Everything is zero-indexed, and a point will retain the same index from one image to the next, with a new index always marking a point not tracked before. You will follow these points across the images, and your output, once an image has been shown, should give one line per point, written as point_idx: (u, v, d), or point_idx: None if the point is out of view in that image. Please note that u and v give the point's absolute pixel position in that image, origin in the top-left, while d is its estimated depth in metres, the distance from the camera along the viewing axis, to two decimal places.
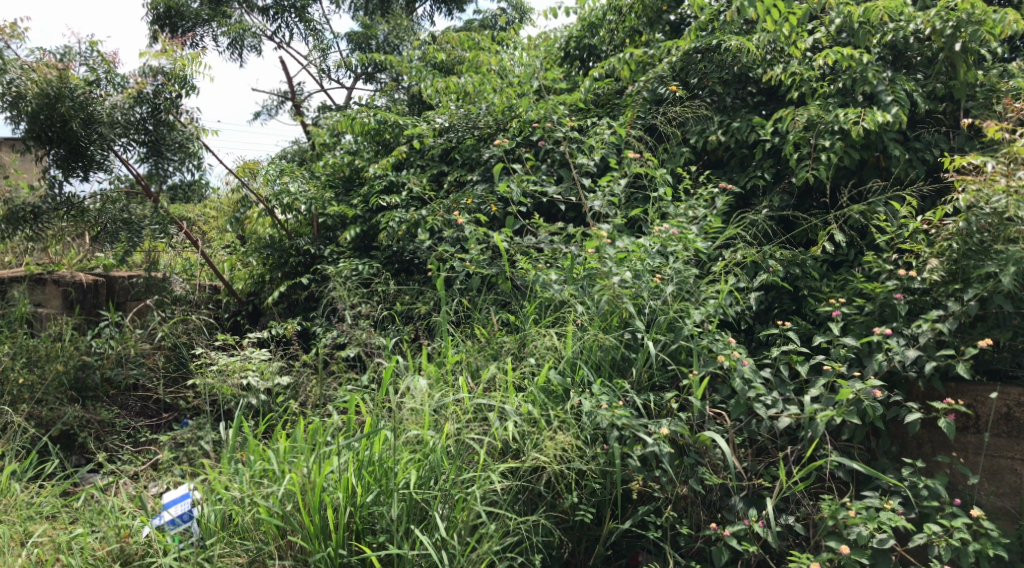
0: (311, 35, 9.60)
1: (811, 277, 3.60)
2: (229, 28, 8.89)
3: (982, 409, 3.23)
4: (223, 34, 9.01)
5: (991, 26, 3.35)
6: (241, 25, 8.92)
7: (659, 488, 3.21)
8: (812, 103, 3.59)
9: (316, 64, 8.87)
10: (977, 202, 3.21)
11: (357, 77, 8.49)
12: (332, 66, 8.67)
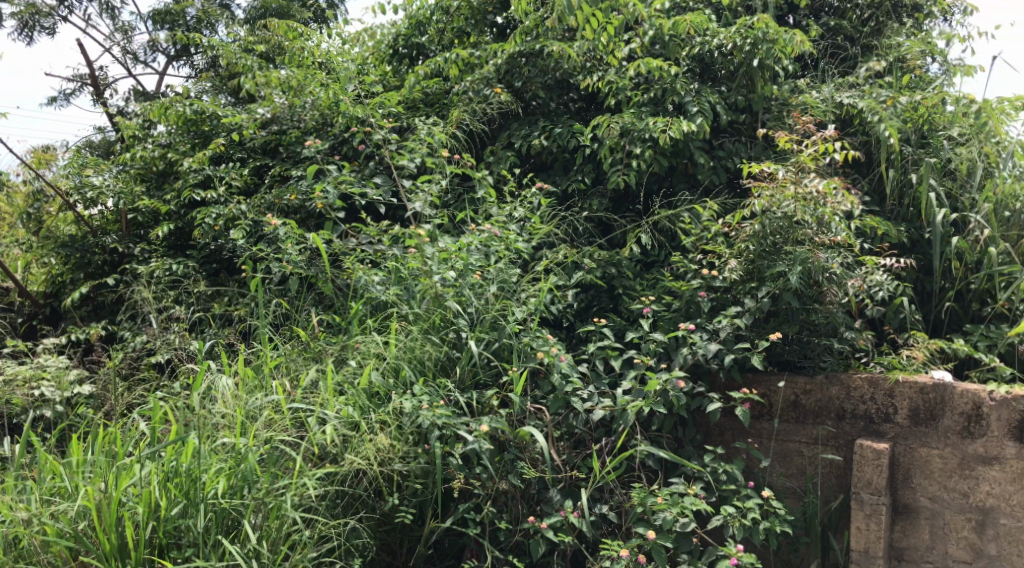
0: (113, 16, 8.95)
1: (625, 276, 3.78)
2: (14, 7, 8.12)
3: (773, 397, 3.52)
4: (8, 16, 8.24)
5: (783, 45, 3.64)
6: (28, 4, 8.17)
7: (479, 485, 3.25)
8: (626, 111, 3.76)
9: (118, 47, 8.27)
10: (771, 207, 3.46)
11: (165, 62, 8.01)
12: (137, 49, 8.12)
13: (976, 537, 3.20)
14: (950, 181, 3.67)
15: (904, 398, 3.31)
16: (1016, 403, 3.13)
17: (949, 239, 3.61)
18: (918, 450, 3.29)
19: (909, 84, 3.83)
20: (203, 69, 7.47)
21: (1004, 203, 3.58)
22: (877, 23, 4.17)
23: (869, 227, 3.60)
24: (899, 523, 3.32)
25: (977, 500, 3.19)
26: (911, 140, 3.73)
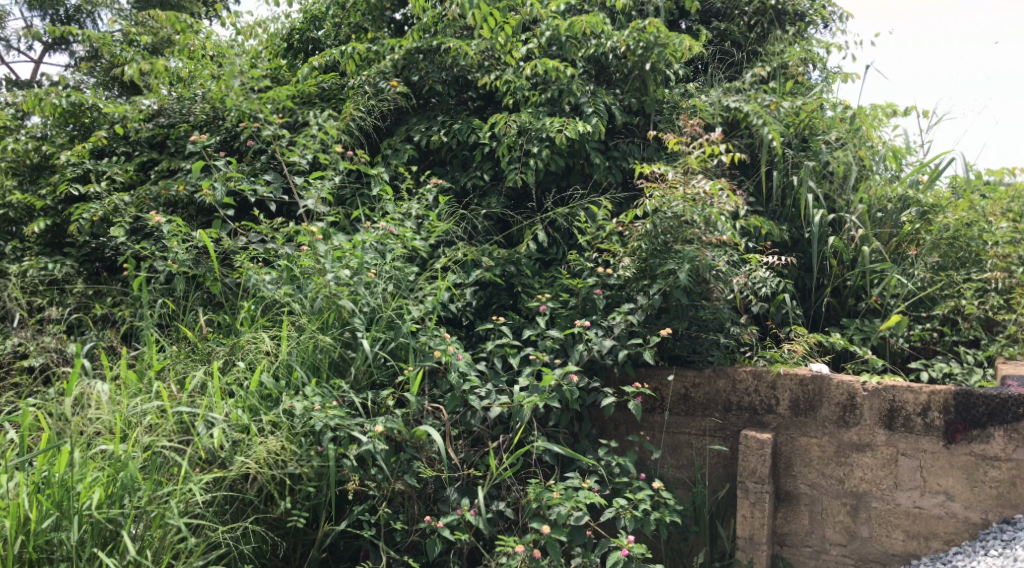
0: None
1: (524, 274, 3.80)
2: None
3: (664, 391, 3.63)
4: None
5: (673, 49, 3.76)
6: None
7: (374, 486, 3.21)
8: (524, 110, 3.79)
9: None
10: (661, 206, 3.56)
11: (43, 50, 7.58)
12: (12, 36, 7.66)
13: (850, 520, 3.37)
14: (828, 183, 3.87)
15: (786, 390, 3.46)
16: (886, 393, 3.31)
17: (827, 238, 3.80)
18: (798, 439, 3.45)
19: (791, 90, 4.02)
20: (85, 59, 7.10)
21: (876, 204, 3.79)
22: (763, 30, 4.35)
23: (754, 227, 3.76)
24: (781, 509, 3.47)
25: (851, 485, 3.37)
26: (792, 144, 3.92)
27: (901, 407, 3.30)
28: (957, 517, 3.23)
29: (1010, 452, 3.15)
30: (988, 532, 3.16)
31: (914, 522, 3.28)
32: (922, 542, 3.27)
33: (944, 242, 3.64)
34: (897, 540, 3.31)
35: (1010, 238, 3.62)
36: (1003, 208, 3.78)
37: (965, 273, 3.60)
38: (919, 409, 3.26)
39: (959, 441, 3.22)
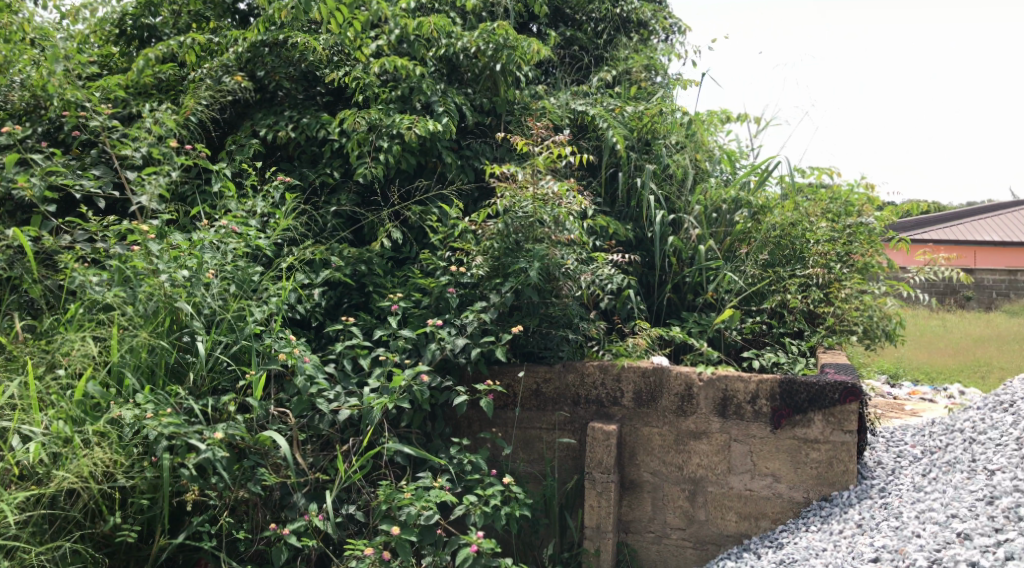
0: None
1: (376, 274, 3.74)
2: None
3: (515, 388, 3.69)
4: None
5: (521, 52, 3.83)
6: None
7: (215, 496, 3.06)
8: (374, 107, 3.74)
9: None
10: (512, 207, 3.62)
11: None
12: None
13: (688, 505, 3.55)
14: (669, 185, 4.08)
15: (630, 382, 3.60)
16: (719, 382, 3.50)
17: (667, 237, 3.98)
18: (642, 430, 3.60)
19: (635, 95, 4.20)
20: None
21: (712, 206, 4.04)
22: (610, 37, 4.51)
23: (600, 226, 3.88)
24: (626, 498, 3.61)
25: (690, 472, 3.55)
26: (635, 147, 4.09)
27: (733, 395, 3.49)
28: (782, 497, 3.45)
29: (828, 434, 3.39)
30: (809, 509, 3.40)
31: (746, 504, 3.48)
32: (753, 522, 3.47)
33: (771, 242, 3.90)
34: (730, 521, 3.50)
35: (829, 237, 3.84)
36: (823, 208, 3.96)
37: (790, 269, 3.84)
38: (748, 396, 3.47)
39: (784, 426, 3.44)
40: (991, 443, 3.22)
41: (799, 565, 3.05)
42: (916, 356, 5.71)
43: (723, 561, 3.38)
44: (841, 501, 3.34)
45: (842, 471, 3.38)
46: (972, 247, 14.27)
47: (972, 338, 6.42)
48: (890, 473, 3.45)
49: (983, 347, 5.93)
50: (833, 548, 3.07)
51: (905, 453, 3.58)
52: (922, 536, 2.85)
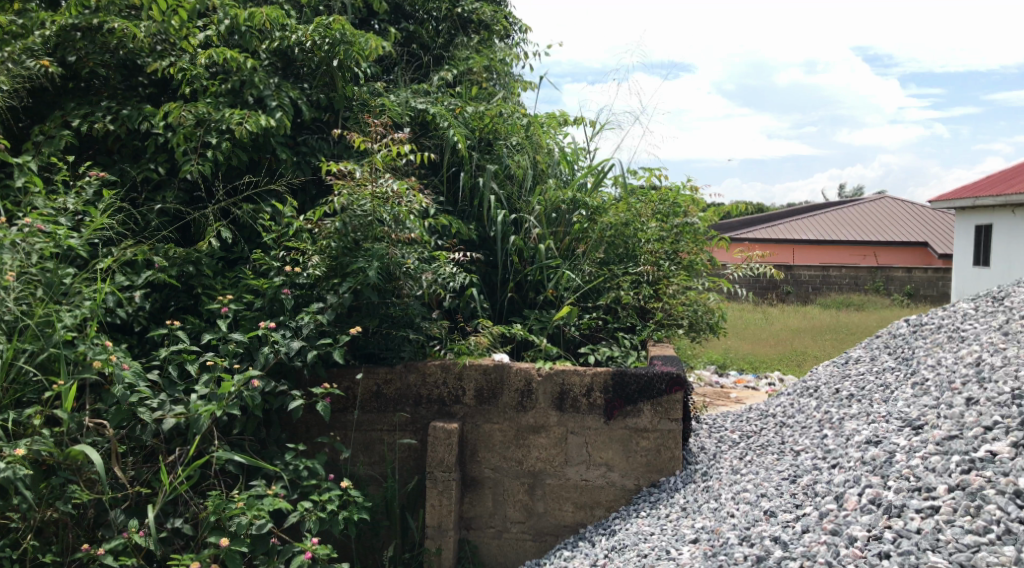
0: None
1: (205, 275, 3.55)
2: None
3: (354, 390, 3.63)
4: None
5: (359, 48, 3.77)
6: None
7: (17, 518, 2.83)
8: (202, 100, 3.55)
9: None
10: (349, 205, 3.55)
11: None
12: None
13: (528, 498, 3.62)
14: (509, 185, 4.13)
15: (471, 380, 3.63)
16: (557, 377, 3.59)
17: (508, 236, 4.02)
18: (483, 426, 3.64)
19: (475, 96, 4.23)
20: None
21: (551, 206, 4.12)
22: (449, 37, 4.58)
23: (441, 225, 3.87)
24: (467, 494, 3.64)
25: (529, 465, 3.62)
26: (475, 147, 4.12)
27: (570, 389, 3.59)
28: (615, 486, 3.59)
29: (656, 423, 3.56)
30: (640, 496, 3.57)
31: (582, 494, 3.60)
32: (588, 511, 3.60)
33: (605, 241, 4.06)
34: (567, 512, 3.61)
35: (659, 236, 4.10)
36: (652, 209, 4.18)
37: (624, 267, 4.05)
38: (584, 389, 3.58)
39: (616, 417, 3.58)
40: (797, 425, 3.48)
41: (630, 550, 3.19)
42: (740, 347, 6.12)
43: (560, 551, 3.48)
44: (668, 486, 3.54)
45: (670, 457, 3.56)
46: (790, 247, 15.47)
47: (788, 330, 6.96)
48: (712, 458, 3.69)
49: (799, 338, 6.44)
50: (660, 531, 3.23)
51: (725, 439, 3.83)
52: (736, 516, 3.03)
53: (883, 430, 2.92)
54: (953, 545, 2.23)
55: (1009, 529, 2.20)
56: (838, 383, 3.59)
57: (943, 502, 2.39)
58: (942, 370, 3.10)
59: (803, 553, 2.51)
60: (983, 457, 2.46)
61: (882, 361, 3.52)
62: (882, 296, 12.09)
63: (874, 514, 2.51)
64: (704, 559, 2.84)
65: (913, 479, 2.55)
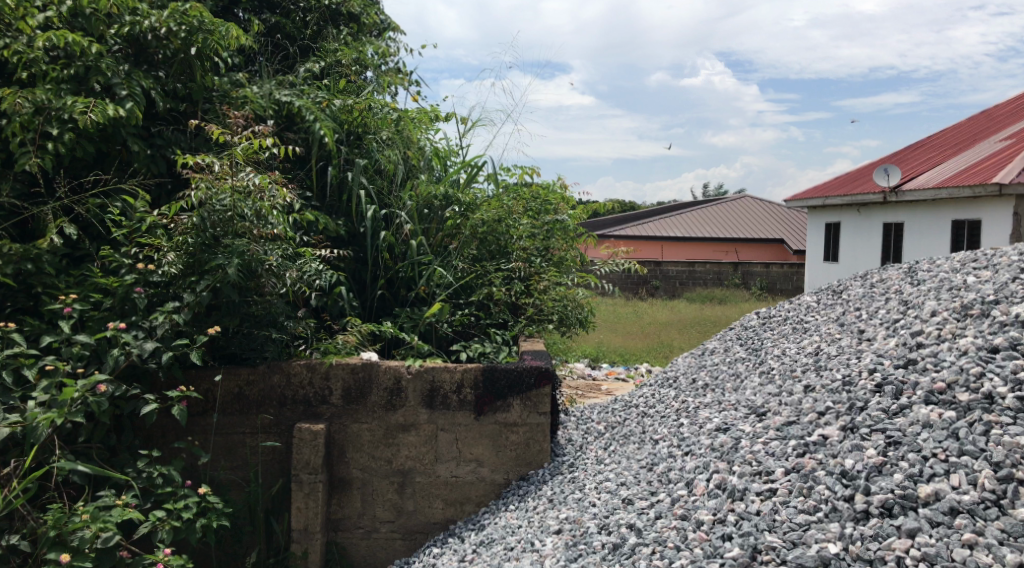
0: None
1: (46, 273, 3.29)
2: None
3: (214, 393, 3.49)
4: None
5: (218, 37, 3.64)
6: None
7: None
8: (41, 86, 3.29)
9: None
10: (208, 199, 3.38)
11: None
12: None
13: (397, 497, 3.59)
14: (379, 180, 4.07)
15: (338, 379, 3.55)
16: (426, 374, 3.56)
17: (378, 232, 3.96)
18: (351, 426, 3.58)
19: (343, 89, 4.15)
20: None
21: (423, 202, 4.07)
22: (317, 28, 4.49)
23: (307, 220, 3.77)
24: (335, 496, 3.57)
25: (399, 464, 3.59)
26: (343, 141, 4.04)
27: (440, 386, 3.57)
28: (484, 481, 3.62)
29: (525, 417, 3.61)
30: (509, 489, 3.61)
31: (452, 490, 3.60)
32: (458, 507, 3.61)
33: (477, 237, 4.06)
34: (437, 509, 3.60)
35: (530, 233, 4.13)
36: (524, 206, 4.19)
37: (496, 263, 4.07)
38: (454, 386, 3.57)
39: (486, 413, 3.59)
40: (657, 415, 3.61)
41: (497, 543, 3.22)
42: (613, 340, 6.32)
43: (429, 548, 3.47)
44: (537, 478, 3.59)
45: (538, 450, 3.63)
46: (659, 241, 16.20)
47: (657, 323, 7.21)
48: (578, 449, 3.78)
49: (666, 331, 6.69)
50: (527, 523, 3.28)
51: (591, 430, 3.93)
52: (596, 505, 3.12)
53: (732, 418, 3.07)
54: (787, 524, 2.36)
55: (835, 508, 2.35)
56: (695, 373, 3.76)
57: (779, 485, 2.53)
58: (786, 359, 3.29)
59: (655, 539, 2.61)
60: (815, 441, 2.62)
61: (735, 352, 3.71)
62: (740, 290, 12.67)
63: (719, 498, 2.64)
64: (565, 548, 2.90)
65: (754, 464, 2.69)
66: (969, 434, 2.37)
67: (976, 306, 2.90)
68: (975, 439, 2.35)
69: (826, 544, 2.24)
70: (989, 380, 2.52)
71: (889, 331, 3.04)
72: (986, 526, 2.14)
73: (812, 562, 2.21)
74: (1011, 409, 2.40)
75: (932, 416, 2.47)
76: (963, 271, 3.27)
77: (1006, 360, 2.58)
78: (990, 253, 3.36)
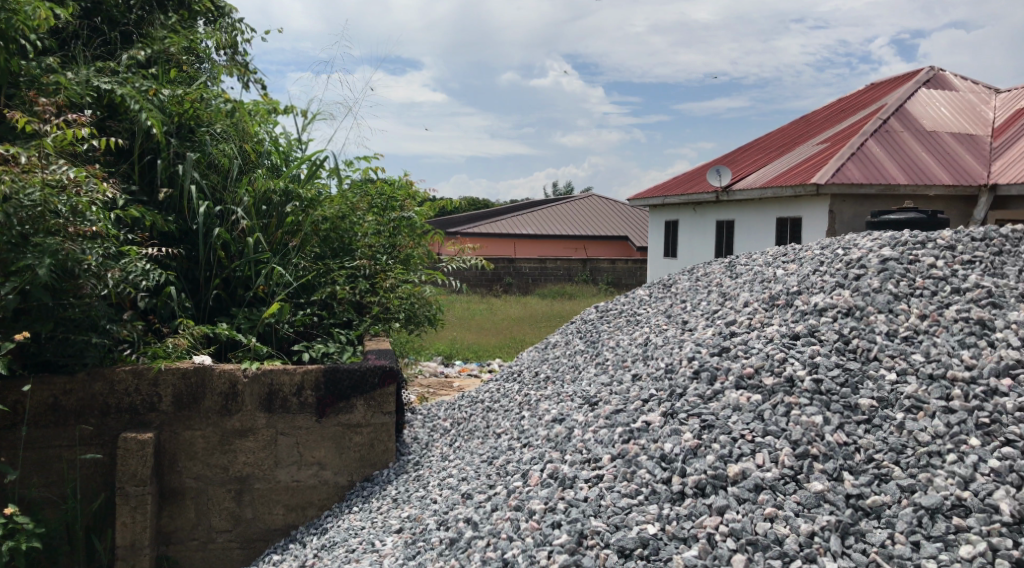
0: None
1: None
2: None
3: (24, 404, 3.21)
4: None
5: (22, 15, 3.24)
6: None
7: None
8: None
9: None
10: (13, 193, 2.95)
11: None
12: None
13: (235, 505, 3.45)
14: (212, 175, 3.87)
15: (168, 385, 3.35)
16: (265, 377, 3.43)
17: (213, 229, 3.77)
18: (182, 434, 3.39)
19: (173, 79, 3.93)
20: None
21: (261, 197, 3.91)
22: (142, 13, 4.28)
23: (132, 217, 3.54)
24: (166, 508, 3.38)
25: (236, 471, 3.44)
26: (173, 133, 3.83)
27: (279, 389, 3.45)
28: (327, 484, 3.54)
29: (369, 417, 3.56)
30: (353, 491, 3.55)
31: (293, 495, 3.50)
32: (299, 512, 3.51)
33: (320, 234, 3.99)
34: (278, 515, 3.49)
35: (376, 230, 4.15)
36: (369, 202, 4.17)
37: (339, 261, 4.02)
38: (293, 389, 3.45)
39: (328, 414, 3.51)
40: (500, 409, 3.65)
41: (338, 546, 3.15)
42: (466, 336, 6.37)
43: (269, 555, 3.35)
44: (381, 479, 3.55)
45: (383, 450, 3.59)
46: (512, 240, 16.43)
47: (511, 318, 7.33)
48: (424, 447, 3.78)
49: (518, 326, 6.84)
50: (369, 524, 3.23)
51: (437, 427, 3.95)
52: (437, 502, 3.12)
53: (568, 408, 3.16)
54: (611, 509, 2.45)
55: (654, 490, 2.46)
56: (538, 366, 3.85)
57: (606, 470, 2.63)
58: (619, 350, 3.43)
59: (489, 531, 2.64)
60: (639, 427, 2.74)
61: (576, 345, 3.82)
62: (589, 286, 13.11)
63: (551, 487, 2.70)
64: (404, 546, 2.88)
65: (584, 452, 2.79)
66: (772, 415, 2.56)
67: (782, 297, 3.14)
68: (777, 420, 2.54)
69: (645, 526, 2.34)
70: (791, 364, 2.72)
71: (708, 321, 3.23)
72: (785, 500, 2.31)
73: (632, 543, 2.30)
74: (808, 391, 2.61)
75: (741, 400, 2.65)
76: (775, 265, 3.53)
77: (805, 346, 2.80)
78: (798, 247, 3.64)
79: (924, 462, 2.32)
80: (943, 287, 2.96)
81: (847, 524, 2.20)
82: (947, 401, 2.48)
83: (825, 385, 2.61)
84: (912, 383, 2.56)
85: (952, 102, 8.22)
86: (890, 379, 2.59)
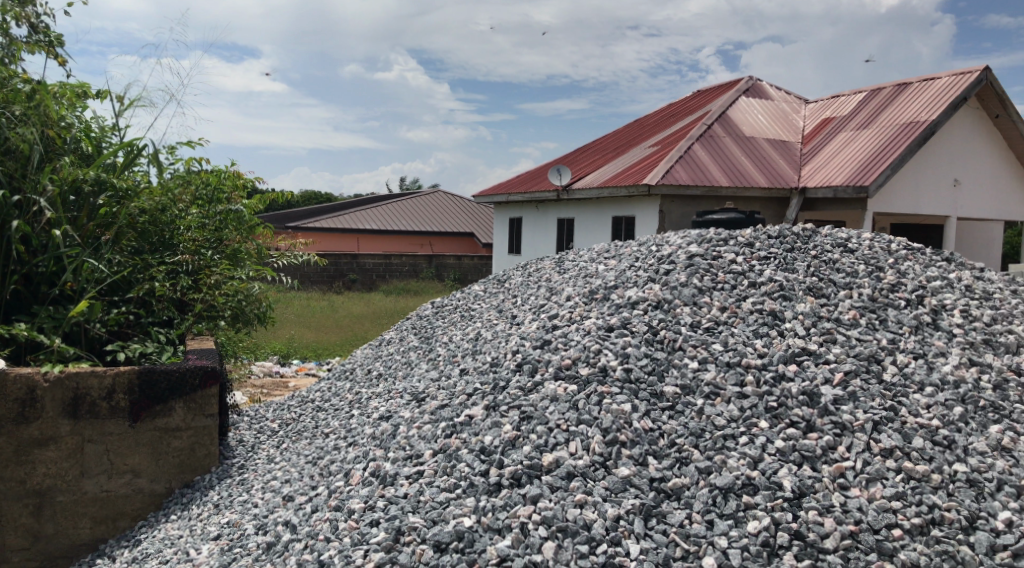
0: None
1: None
2: None
3: None
4: None
5: None
6: None
7: None
8: None
9: None
10: None
11: None
12: None
13: (33, 521, 3.17)
14: (8, 161, 3.53)
15: None
16: (69, 381, 3.16)
17: (10, 221, 3.42)
18: None
19: None
20: None
21: (68, 186, 3.58)
22: None
23: None
24: None
25: (34, 484, 3.16)
26: None
27: (85, 394, 3.20)
28: (142, 492, 3.33)
29: (189, 421, 3.38)
30: (171, 498, 3.36)
31: (102, 507, 3.27)
32: (110, 524, 3.28)
33: (137, 228, 3.77)
34: (85, 528, 3.24)
35: (199, 224, 3.96)
36: (191, 193, 3.95)
37: (159, 257, 3.81)
38: (103, 393, 3.21)
39: (143, 418, 3.30)
40: (330, 409, 3.59)
41: (152, 558, 2.95)
42: (307, 334, 6.24)
43: None
44: (203, 484, 3.39)
45: (205, 454, 3.42)
46: (358, 234, 16.11)
47: (353, 316, 7.20)
48: (250, 449, 3.65)
49: (359, 324, 6.74)
50: (187, 533, 3.05)
51: (265, 429, 3.83)
52: (258, 506, 3.01)
53: (395, 405, 3.13)
54: (429, 504, 2.45)
55: (472, 483, 2.48)
56: (370, 364, 3.81)
57: (427, 466, 2.63)
58: (450, 345, 3.43)
59: (307, 533, 2.57)
60: (462, 421, 2.76)
61: (409, 341, 3.82)
62: (438, 283, 13.14)
63: (371, 485, 2.66)
64: (220, 554, 2.76)
65: (407, 448, 2.77)
66: (586, 404, 2.65)
67: (601, 291, 3.27)
68: (590, 409, 2.63)
69: (462, 519, 2.35)
70: (605, 355, 2.84)
71: (534, 315, 3.31)
72: (594, 486, 2.38)
73: (448, 537, 2.30)
74: (619, 380, 2.72)
75: (558, 390, 2.72)
76: (598, 261, 3.66)
77: (618, 337, 2.93)
78: (620, 243, 3.81)
79: (719, 445, 2.47)
80: (741, 281, 3.18)
81: (650, 507, 2.31)
82: (742, 386, 2.66)
83: (634, 374, 2.73)
84: (712, 370, 2.73)
85: (769, 110, 8.88)
86: (693, 367, 2.74)
